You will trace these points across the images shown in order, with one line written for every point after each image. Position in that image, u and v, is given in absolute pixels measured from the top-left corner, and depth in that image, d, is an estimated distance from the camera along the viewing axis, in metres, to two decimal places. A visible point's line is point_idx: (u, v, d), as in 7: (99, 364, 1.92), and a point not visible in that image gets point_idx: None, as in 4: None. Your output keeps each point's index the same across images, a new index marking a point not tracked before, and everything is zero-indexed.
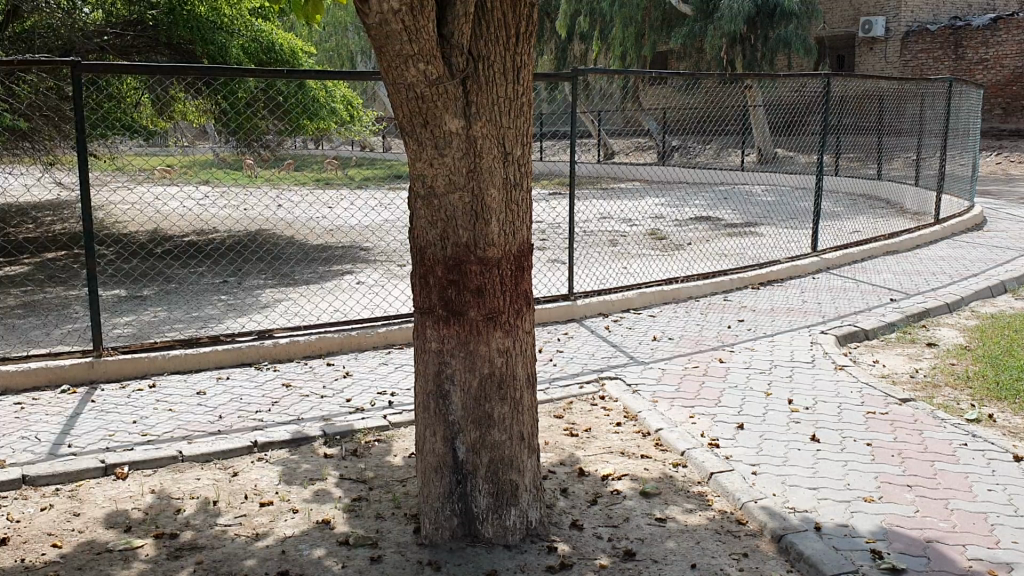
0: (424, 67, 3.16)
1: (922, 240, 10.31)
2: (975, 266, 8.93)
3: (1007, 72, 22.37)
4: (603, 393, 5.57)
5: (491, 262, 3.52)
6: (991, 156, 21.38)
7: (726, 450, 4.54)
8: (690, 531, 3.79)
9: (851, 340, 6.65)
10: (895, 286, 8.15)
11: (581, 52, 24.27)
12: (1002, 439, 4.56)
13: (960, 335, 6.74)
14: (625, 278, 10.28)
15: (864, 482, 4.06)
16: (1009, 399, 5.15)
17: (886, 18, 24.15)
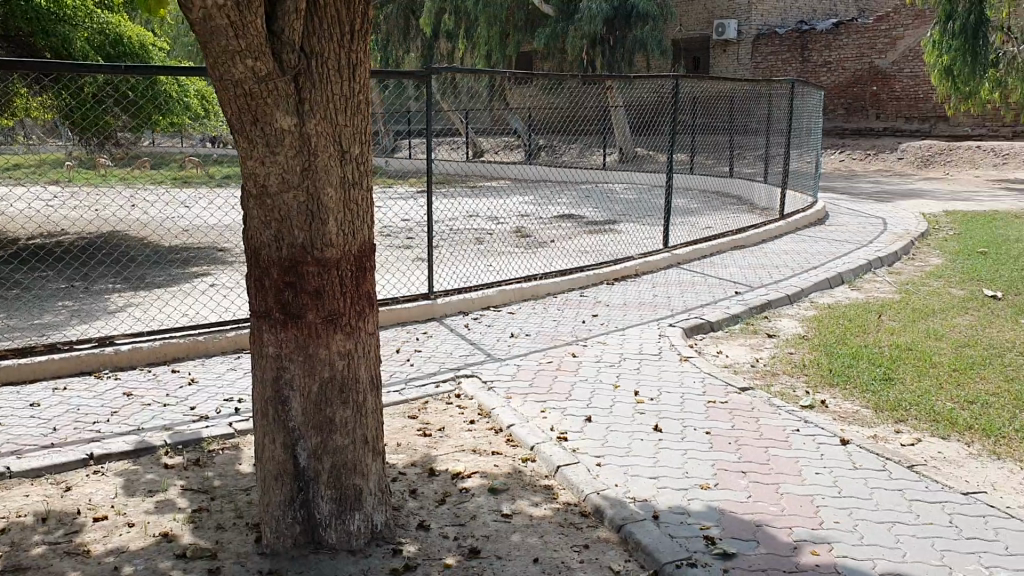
0: (252, 63, 3.07)
1: (769, 236, 10.74)
2: (816, 259, 9.37)
3: (848, 74, 23.55)
4: (458, 392, 5.56)
5: (330, 262, 3.45)
6: (835, 155, 22.41)
7: (574, 444, 4.60)
8: (535, 525, 3.82)
9: (699, 332, 6.88)
10: (741, 280, 8.47)
11: (448, 50, 24.32)
12: (831, 423, 4.79)
13: (800, 325, 7.05)
14: (488, 275, 10.33)
15: (702, 470, 4.18)
16: (839, 385, 5.42)
17: (738, 22, 25.13)
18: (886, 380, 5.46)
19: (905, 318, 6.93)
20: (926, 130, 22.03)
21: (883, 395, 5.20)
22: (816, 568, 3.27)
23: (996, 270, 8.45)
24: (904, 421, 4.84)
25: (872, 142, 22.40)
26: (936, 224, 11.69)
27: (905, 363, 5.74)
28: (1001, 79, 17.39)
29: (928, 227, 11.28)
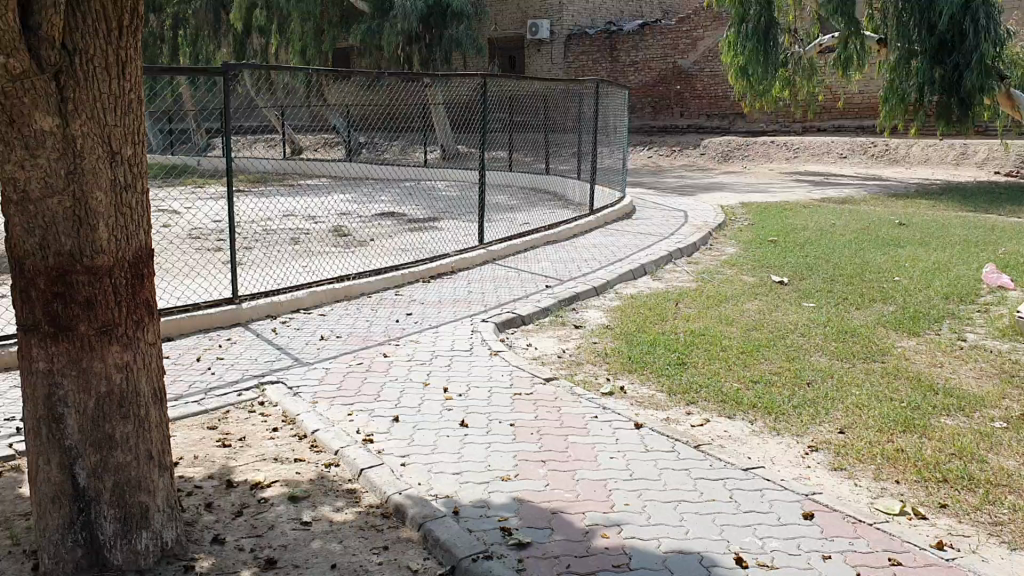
0: (5, 61, 2.87)
1: (580, 230, 11.04)
2: (624, 252, 9.72)
3: (655, 74, 24.62)
4: (263, 399, 5.41)
5: (102, 270, 3.28)
6: (645, 150, 23.25)
7: (379, 445, 4.57)
8: (335, 530, 3.77)
9: (510, 326, 6.99)
10: (552, 274, 8.67)
11: (261, 46, 23.67)
12: (628, 409, 4.98)
13: (605, 316, 7.29)
14: (303, 276, 10.11)
15: (503, 462, 4.26)
16: (638, 372, 5.65)
17: (551, 21, 25.81)
18: (681, 365, 5.73)
19: (701, 305, 7.31)
20: (726, 127, 23.34)
21: (677, 379, 5.45)
22: (607, 550, 3.38)
23: (784, 257, 9.05)
24: (695, 403, 5.09)
25: (677, 137, 23.44)
26: (733, 215, 12.38)
27: (698, 348, 6.05)
28: (790, 77, 18.68)
29: (726, 218, 11.94)
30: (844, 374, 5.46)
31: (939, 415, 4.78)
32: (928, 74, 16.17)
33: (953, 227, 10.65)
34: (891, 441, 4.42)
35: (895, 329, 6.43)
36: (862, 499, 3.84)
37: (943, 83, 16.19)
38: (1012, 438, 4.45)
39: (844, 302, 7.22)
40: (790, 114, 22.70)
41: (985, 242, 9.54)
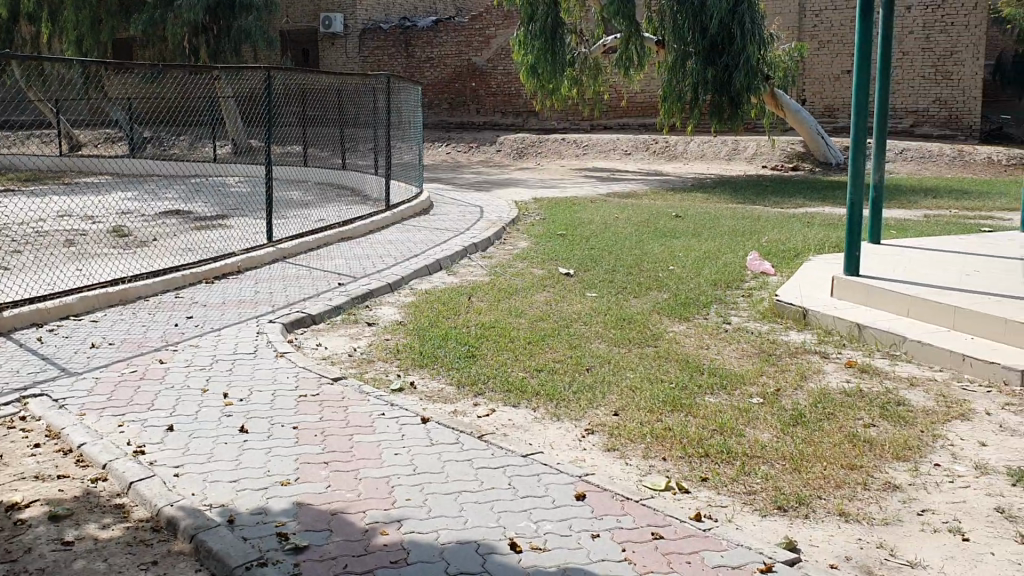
0: None
1: (374, 226, 10.97)
2: (418, 247, 9.74)
3: (449, 70, 24.95)
4: (24, 414, 5.03)
5: None
6: (442, 147, 23.22)
7: (152, 456, 4.36)
8: (99, 548, 3.57)
9: (299, 326, 6.85)
10: (344, 271, 8.56)
11: (31, 35, 22.01)
12: (415, 404, 4.99)
13: (397, 312, 7.28)
14: (77, 279, 9.48)
15: (284, 466, 4.17)
16: (428, 366, 5.68)
17: (344, 16, 25.62)
18: (468, 357, 5.81)
19: (491, 298, 7.44)
20: (520, 124, 23.96)
21: (465, 371, 5.52)
22: (385, 548, 3.38)
23: (572, 250, 9.36)
24: (482, 394, 5.17)
25: (473, 133, 23.79)
26: (526, 210, 12.68)
27: (487, 340, 6.15)
28: (577, 76, 19.39)
29: (518, 213, 12.22)
30: (622, 360, 5.71)
31: (705, 394, 5.10)
32: (701, 74, 17.18)
33: (724, 218, 11.40)
34: (661, 421, 4.67)
35: (669, 315, 6.80)
36: (632, 478, 4.04)
37: (715, 83, 17.25)
38: (767, 411, 4.81)
39: (624, 291, 7.56)
40: (578, 112, 23.64)
41: (751, 231, 10.27)
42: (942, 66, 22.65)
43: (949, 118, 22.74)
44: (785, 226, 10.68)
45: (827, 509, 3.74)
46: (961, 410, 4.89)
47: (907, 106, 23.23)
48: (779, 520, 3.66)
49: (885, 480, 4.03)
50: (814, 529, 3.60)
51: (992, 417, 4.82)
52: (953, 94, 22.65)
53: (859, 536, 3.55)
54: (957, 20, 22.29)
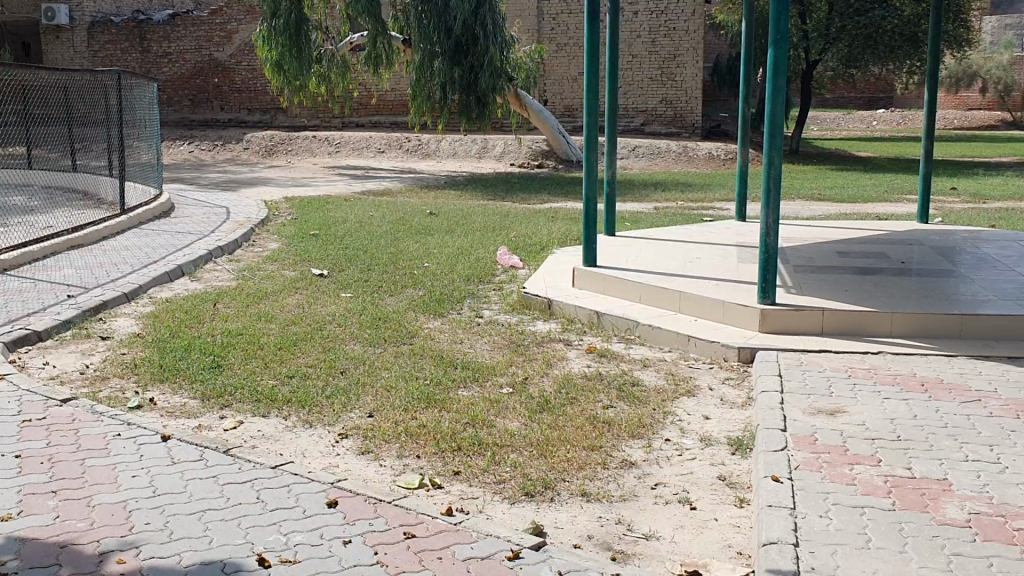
0: None
1: (109, 231, 10.27)
2: (159, 252, 9.22)
3: (190, 66, 24.20)
4: None
5: None
6: (184, 146, 22.03)
7: None
8: None
9: (23, 344, 6.28)
10: (75, 282, 7.96)
11: None
12: (155, 421, 4.73)
13: (136, 323, 6.86)
14: None
15: (4, 500, 3.82)
16: (171, 380, 5.39)
17: (70, 6, 24.34)
18: (216, 368, 5.57)
19: (239, 303, 7.19)
20: (268, 120, 23.64)
21: (211, 383, 5.29)
22: None
23: (323, 250, 9.23)
24: (229, 406, 4.99)
25: (218, 131, 22.86)
26: (275, 209, 12.37)
27: (235, 349, 5.93)
28: (324, 75, 18.91)
29: (267, 213, 11.89)
30: (376, 360, 5.69)
31: (455, 389, 5.19)
32: (448, 74, 17.42)
33: (474, 214, 11.67)
34: (414, 419, 4.70)
35: (421, 312, 6.86)
36: (385, 478, 4.05)
37: (462, 83, 17.57)
38: (517, 401, 4.97)
39: (377, 290, 7.55)
40: (327, 110, 23.55)
41: (499, 226, 10.58)
42: (666, 69, 24.38)
43: (674, 117, 24.56)
44: (531, 220, 11.09)
45: (571, 491, 3.92)
46: (688, 387, 5.29)
47: (636, 106, 24.69)
48: (526, 506, 3.80)
49: (623, 459, 4.28)
50: (559, 511, 3.76)
51: (715, 391, 5.25)
52: (677, 94, 24.45)
53: (599, 514, 3.76)
54: (678, 25, 24.04)
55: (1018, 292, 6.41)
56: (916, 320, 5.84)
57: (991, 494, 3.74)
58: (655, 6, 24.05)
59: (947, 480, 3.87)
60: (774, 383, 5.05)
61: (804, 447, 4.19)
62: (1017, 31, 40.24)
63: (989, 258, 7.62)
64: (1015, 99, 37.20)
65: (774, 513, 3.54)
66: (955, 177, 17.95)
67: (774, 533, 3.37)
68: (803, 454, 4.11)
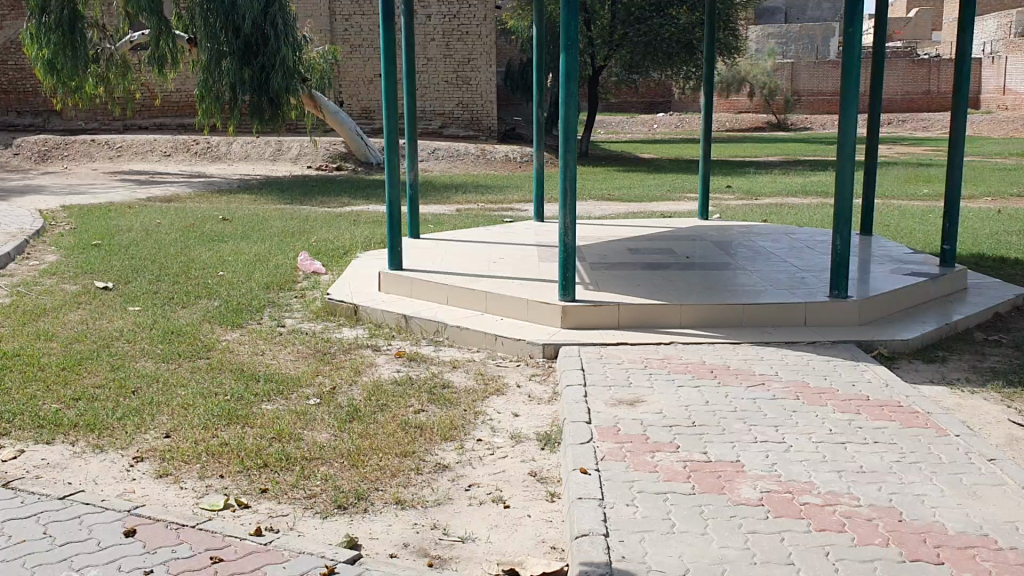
0: None
1: None
2: None
3: None
4: None
5: None
6: None
7: None
8: None
9: None
10: None
11: None
12: None
13: None
14: None
15: None
16: None
17: None
18: None
19: (14, 322, 6.61)
20: (39, 123, 22.16)
21: None
22: None
23: (108, 261, 8.66)
24: (7, 435, 4.57)
25: None
26: (51, 218, 11.50)
27: (11, 372, 5.45)
28: (102, 75, 17.79)
29: (42, 222, 11.04)
30: (171, 377, 5.39)
31: (259, 402, 5.00)
32: (238, 74, 16.79)
33: (271, 219, 11.32)
34: (216, 437, 4.48)
35: (219, 323, 6.57)
36: (187, 502, 3.84)
37: (253, 83, 17.00)
38: (324, 411, 4.85)
39: (170, 302, 7.16)
40: (106, 112, 22.36)
41: (298, 231, 10.32)
42: (461, 72, 24.64)
43: (471, 120, 24.89)
44: (331, 224, 10.90)
45: (384, 500, 3.87)
46: (496, 386, 5.35)
47: (432, 109, 24.79)
48: (340, 519, 3.71)
49: (435, 463, 4.27)
50: (373, 522, 3.70)
51: (523, 389, 5.34)
52: (472, 97, 24.78)
53: (414, 521, 3.73)
54: (471, 29, 24.33)
55: (791, 281, 6.92)
56: (704, 310, 6.17)
57: (778, 471, 4.01)
58: (447, 9, 24.19)
59: (740, 462, 4.11)
60: (577, 377, 5.19)
61: (609, 438, 4.34)
62: (778, 41, 43.60)
63: (765, 251, 8.18)
64: (778, 104, 40.04)
65: (585, 505, 3.63)
66: (729, 176, 19.16)
67: (586, 525, 3.46)
68: (608, 445, 4.25)
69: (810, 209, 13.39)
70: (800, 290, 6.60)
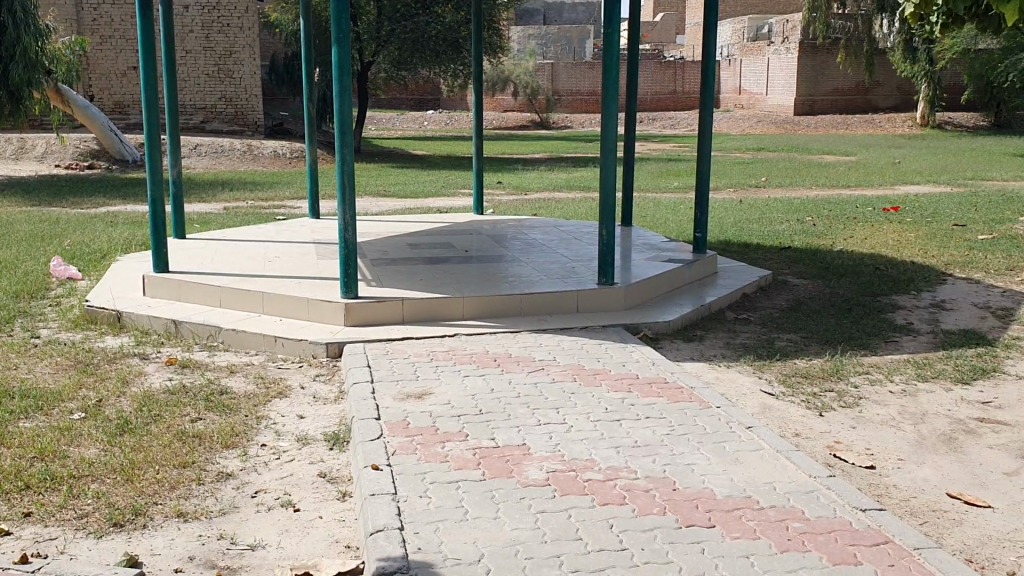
0: None
1: None
2: None
3: None
4: None
5: None
6: None
7: None
8: None
9: None
10: None
11: None
12: None
13: None
14: None
15: None
16: None
17: None
18: None
19: None
20: None
21: None
22: None
23: None
24: None
25: None
26: None
27: None
28: None
29: None
30: None
31: (15, 421, 4.59)
32: None
33: (15, 222, 10.41)
34: None
35: None
36: None
37: None
38: (91, 426, 4.53)
39: None
40: None
41: (49, 234, 9.55)
42: (222, 66, 23.68)
43: (235, 115, 24.00)
44: (87, 226, 10.17)
45: (164, 514, 3.67)
46: (278, 389, 5.20)
47: (194, 103, 23.62)
48: (116, 538, 3.49)
49: (218, 471, 4.11)
50: (155, 538, 3.51)
51: (306, 390, 5.23)
52: (235, 92, 23.90)
53: (199, 533, 3.56)
54: (232, 21, 23.44)
55: (564, 271, 7.20)
56: (483, 301, 6.30)
57: (563, 452, 4.17)
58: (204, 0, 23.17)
59: (525, 446, 4.23)
60: (362, 374, 5.15)
61: (397, 432, 4.34)
62: (538, 41, 45.12)
63: (537, 243, 8.46)
64: (540, 103, 41.27)
65: (378, 501, 3.62)
66: (498, 172, 19.60)
67: (380, 521, 3.45)
68: (397, 440, 4.25)
69: (576, 202, 13.96)
70: (572, 279, 6.88)
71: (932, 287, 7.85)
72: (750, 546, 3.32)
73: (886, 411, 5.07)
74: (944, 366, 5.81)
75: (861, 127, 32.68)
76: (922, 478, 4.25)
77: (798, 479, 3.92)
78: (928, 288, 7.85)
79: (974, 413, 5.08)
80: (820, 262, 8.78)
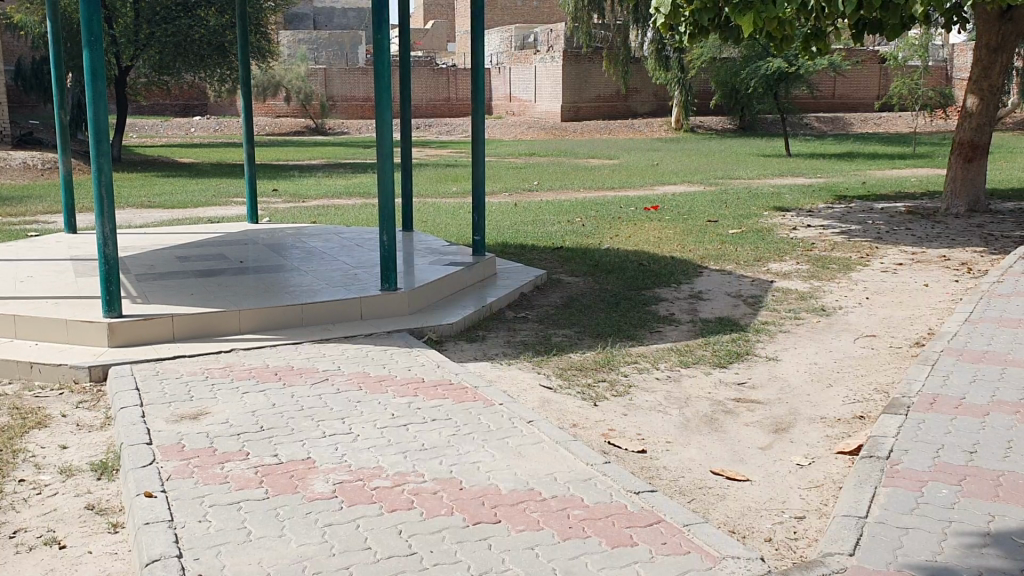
0: None
1: None
2: None
3: None
4: None
5: None
6: None
7: None
8: None
9: None
10: None
11: None
12: None
13: None
14: None
15: None
16: None
17: None
18: None
19: None
20: None
21: None
22: None
23: None
24: None
25: None
26: None
27: None
28: None
29: None
30: None
31: None
32: None
33: None
34: None
35: None
36: None
37: None
38: None
39: None
40: None
41: None
42: None
43: None
44: None
45: None
46: (38, 418, 4.83)
47: None
48: None
49: None
50: None
51: (69, 417, 4.89)
52: None
53: None
54: None
55: (345, 278, 7.14)
56: (261, 314, 6.12)
57: (349, 462, 4.14)
58: None
59: (310, 459, 4.16)
60: (132, 397, 4.88)
61: (172, 456, 4.15)
62: (308, 46, 44.27)
63: (317, 251, 8.33)
64: (314, 108, 40.44)
65: (154, 529, 3.45)
66: (274, 180, 19.11)
67: (157, 550, 3.29)
68: (172, 464, 4.07)
69: (354, 209, 13.84)
70: (353, 286, 6.82)
71: (691, 279, 8.41)
72: (534, 537, 3.43)
73: (654, 398, 5.38)
74: (703, 352, 6.24)
75: (624, 131, 34.35)
76: (688, 459, 4.55)
77: (577, 468, 4.09)
78: (686, 280, 8.40)
79: (731, 394, 5.49)
80: (589, 260, 9.18)
